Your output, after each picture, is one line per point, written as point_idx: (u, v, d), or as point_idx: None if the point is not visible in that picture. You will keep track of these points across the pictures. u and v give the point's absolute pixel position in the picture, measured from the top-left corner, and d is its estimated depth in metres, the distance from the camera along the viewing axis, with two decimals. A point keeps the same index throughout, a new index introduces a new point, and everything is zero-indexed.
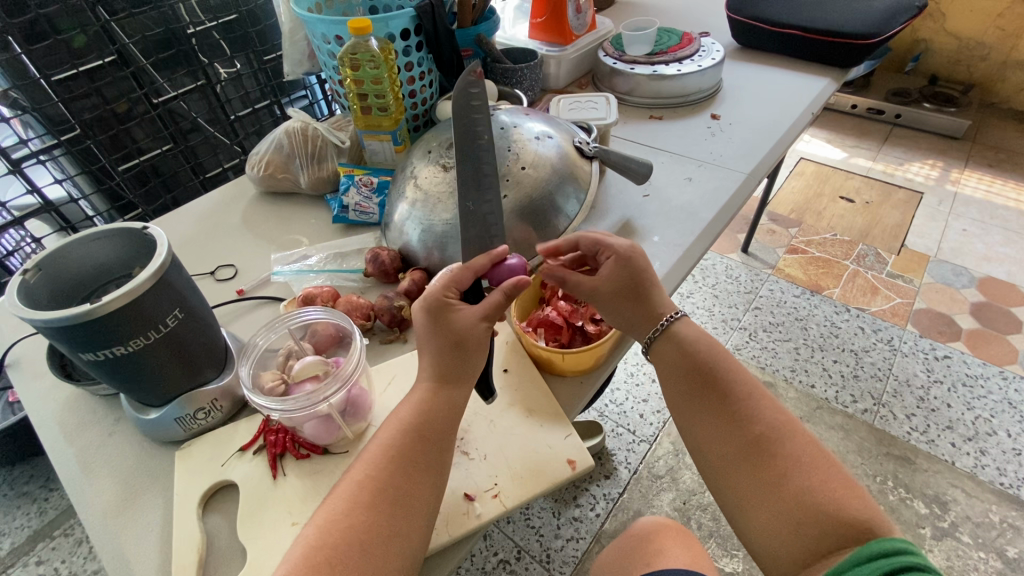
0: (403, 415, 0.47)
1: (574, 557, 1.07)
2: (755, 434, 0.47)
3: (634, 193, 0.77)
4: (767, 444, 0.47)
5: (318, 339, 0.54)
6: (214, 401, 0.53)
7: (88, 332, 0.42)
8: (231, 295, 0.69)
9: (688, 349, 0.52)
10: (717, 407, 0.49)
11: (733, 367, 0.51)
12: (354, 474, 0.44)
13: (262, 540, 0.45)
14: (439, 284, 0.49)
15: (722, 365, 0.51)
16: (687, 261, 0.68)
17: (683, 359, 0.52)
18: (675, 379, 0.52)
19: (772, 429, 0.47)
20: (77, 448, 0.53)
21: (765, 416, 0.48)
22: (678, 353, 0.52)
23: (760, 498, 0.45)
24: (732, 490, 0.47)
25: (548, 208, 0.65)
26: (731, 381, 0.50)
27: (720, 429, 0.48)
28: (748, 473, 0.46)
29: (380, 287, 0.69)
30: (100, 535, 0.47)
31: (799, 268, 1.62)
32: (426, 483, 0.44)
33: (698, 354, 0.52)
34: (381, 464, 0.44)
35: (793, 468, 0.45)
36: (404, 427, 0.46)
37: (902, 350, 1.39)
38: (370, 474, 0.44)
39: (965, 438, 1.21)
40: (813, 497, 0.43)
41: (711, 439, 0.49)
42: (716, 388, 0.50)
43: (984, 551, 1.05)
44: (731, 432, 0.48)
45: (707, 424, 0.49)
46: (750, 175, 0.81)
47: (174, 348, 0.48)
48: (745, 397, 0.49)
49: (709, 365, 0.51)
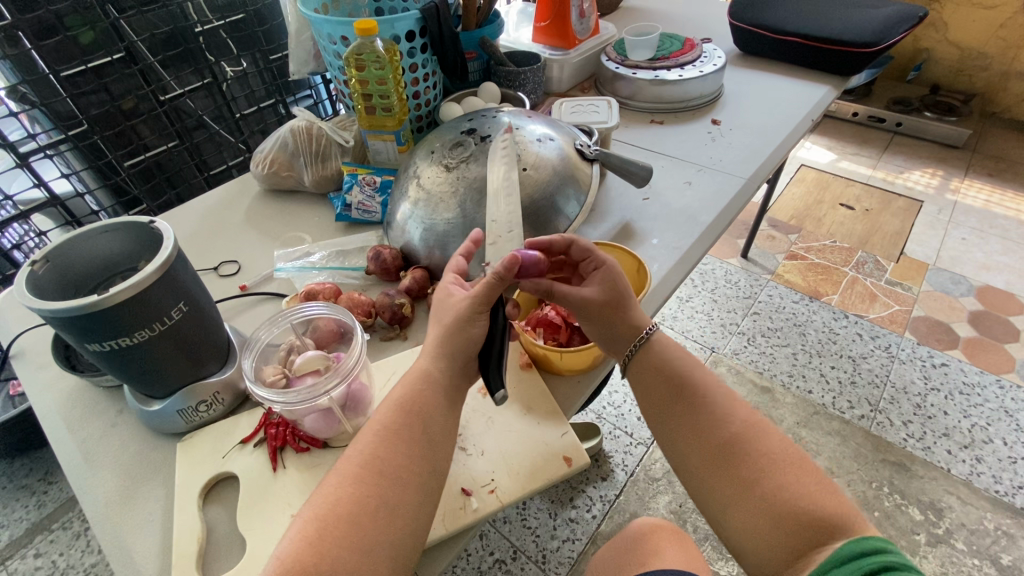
0: (402, 392, 0.48)
1: (570, 558, 1.08)
2: (723, 440, 0.48)
3: (634, 196, 0.78)
4: (737, 442, 0.47)
5: (319, 335, 0.54)
6: (216, 395, 0.54)
7: (94, 323, 0.43)
8: (234, 291, 0.70)
9: (659, 358, 0.53)
10: (686, 415, 0.50)
11: (702, 374, 0.52)
12: (356, 444, 0.44)
13: (262, 531, 0.45)
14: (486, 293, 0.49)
15: (689, 370, 0.52)
16: (685, 264, 0.69)
17: (655, 370, 0.53)
18: (648, 390, 0.53)
19: (741, 427, 0.48)
20: (80, 439, 0.54)
21: (734, 419, 0.48)
22: (647, 356, 0.53)
23: (734, 498, 0.45)
24: (704, 497, 0.48)
25: (548, 209, 0.66)
26: (699, 387, 0.51)
27: (692, 432, 0.49)
28: (718, 480, 0.47)
29: (382, 285, 0.69)
30: (102, 525, 0.48)
31: (798, 274, 1.63)
32: (426, 462, 0.44)
33: (668, 363, 0.53)
34: (385, 439, 0.44)
35: (760, 472, 0.45)
36: (407, 404, 0.46)
37: (900, 356, 1.40)
38: (374, 447, 0.44)
39: (961, 446, 1.22)
40: (782, 501, 0.44)
41: (682, 440, 0.49)
42: (685, 389, 0.51)
43: (979, 558, 1.06)
44: (698, 440, 0.48)
45: (677, 432, 0.50)
46: (750, 180, 0.82)
47: (177, 341, 0.49)
48: (712, 402, 0.50)
49: (676, 367, 0.52)
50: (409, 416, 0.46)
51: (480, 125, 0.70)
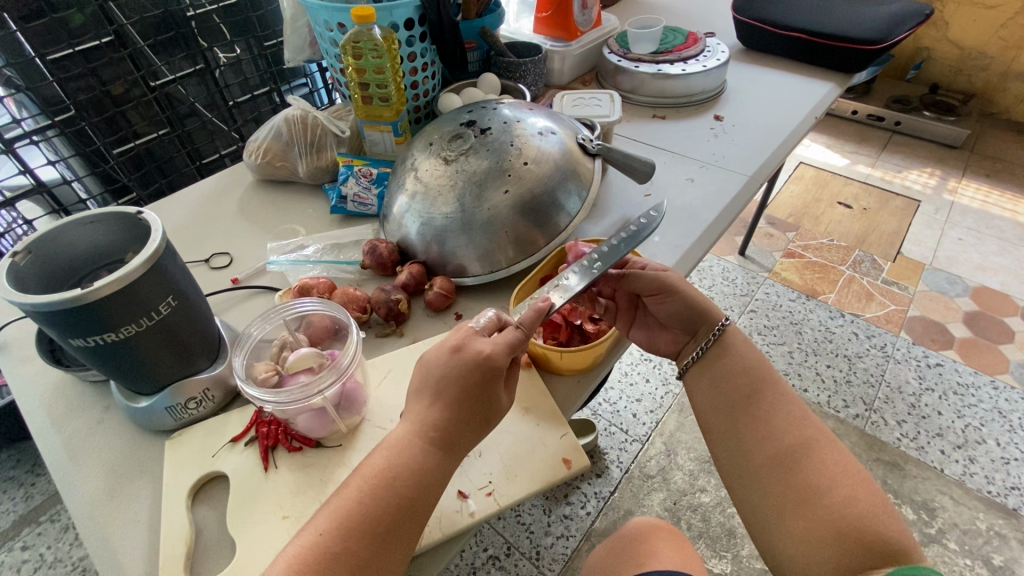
0: (374, 468, 0.42)
1: (564, 554, 1.07)
2: (789, 446, 0.49)
3: (636, 192, 0.77)
4: (798, 455, 0.48)
5: (313, 331, 0.53)
6: (206, 391, 0.52)
7: (79, 318, 0.41)
8: (226, 284, 0.68)
9: (737, 359, 0.54)
10: (751, 416, 0.51)
11: (775, 381, 0.53)
12: (308, 534, 0.40)
13: (251, 534, 0.44)
14: (507, 348, 0.45)
15: (757, 377, 0.53)
16: (687, 262, 0.68)
17: (727, 368, 0.54)
18: (715, 387, 0.54)
19: (804, 441, 0.49)
20: (65, 435, 0.52)
21: (797, 433, 0.49)
22: (718, 359, 0.55)
23: (791, 508, 0.46)
24: (762, 501, 0.48)
25: (549, 203, 0.64)
26: (771, 394, 0.52)
27: (751, 438, 0.50)
28: (778, 486, 0.48)
29: (378, 280, 0.68)
30: (87, 524, 0.46)
31: (795, 273, 1.62)
32: (394, 557, 0.40)
33: (742, 364, 0.54)
34: (346, 534, 0.39)
35: (825, 484, 0.46)
36: (375, 489, 0.41)
37: (895, 356, 1.40)
38: (331, 543, 0.39)
39: (955, 446, 1.22)
40: (843, 514, 0.44)
41: (744, 444, 0.50)
42: (749, 397, 0.52)
43: (970, 558, 1.06)
44: (761, 443, 0.50)
45: (739, 432, 0.51)
46: (753, 177, 0.81)
47: (165, 337, 0.47)
48: (782, 410, 0.51)
49: (745, 373, 0.53)
50: (376, 504, 0.41)
51: (480, 117, 0.68)
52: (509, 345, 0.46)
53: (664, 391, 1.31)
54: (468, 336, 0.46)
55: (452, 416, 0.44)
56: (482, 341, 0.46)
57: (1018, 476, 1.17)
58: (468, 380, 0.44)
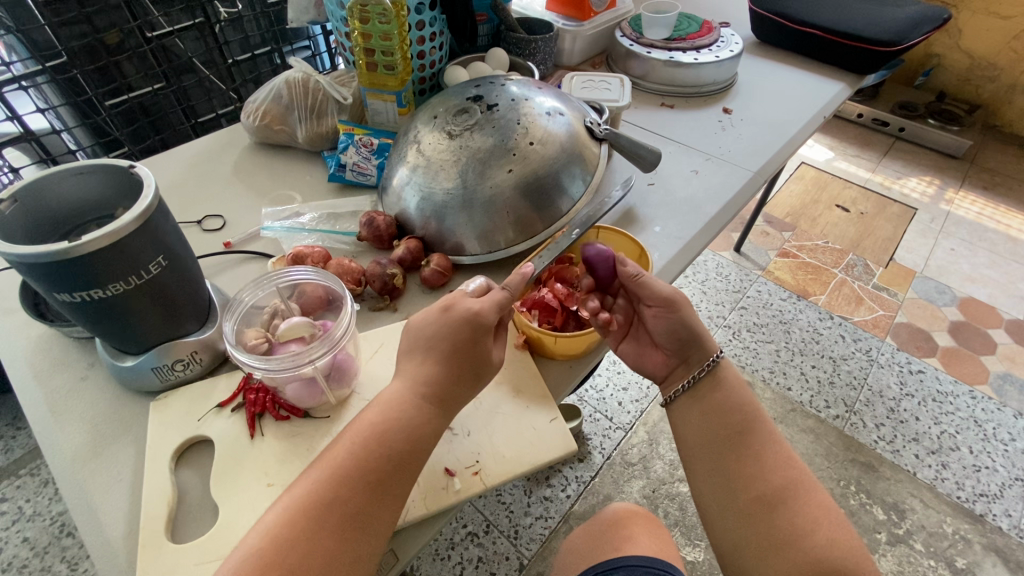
0: (366, 422, 0.43)
1: (541, 535, 1.09)
2: (771, 489, 0.49)
3: (639, 180, 0.76)
4: (782, 497, 0.49)
5: (305, 301, 0.52)
6: (194, 354, 0.51)
7: (67, 273, 0.40)
8: (218, 247, 0.67)
9: (724, 394, 0.54)
10: (741, 454, 0.51)
11: (762, 417, 0.53)
12: (300, 483, 0.40)
13: (236, 498, 0.44)
14: (495, 307, 0.46)
15: (749, 411, 0.53)
16: (686, 254, 0.67)
17: (717, 401, 0.53)
18: (703, 421, 0.53)
19: (791, 480, 0.50)
20: (49, 390, 0.52)
21: (782, 473, 0.50)
22: (713, 391, 0.54)
23: (774, 549, 0.47)
24: (743, 540, 0.48)
25: (552, 186, 0.63)
26: (760, 432, 0.52)
27: (740, 475, 0.50)
28: (758, 526, 0.48)
29: (373, 253, 0.67)
30: (67, 480, 0.46)
31: (788, 272, 1.63)
32: (384, 511, 0.40)
33: (731, 398, 0.53)
34: (335, 484, 0.40)
35: (807, 528, 0.47)
36: (367, 445, 0.41)
37: (879, 361, 1.42)
38: (320, 492, 0.40)
39: (929, 451, 1.25)
40: (823, 560, 0.46)
41: (731, 481, 0.50)
42: (740, 432, 0.52)
43: (934, 559, 1.10)
44: (750, 484, 0.49)
45: (725, 468, 0.51)
46: (758, 174, 0.80)
47: (155, 296, 0.46)
48: (770, 450, 0.51)
49: (736, 407, 0.53)
50: (374, 457, 0.41)
51: (488, 93, 0.67)
52: (497, 304, 0.47)
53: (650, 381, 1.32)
54: (457, 297, 0.47)
55: (451, 383, 0.45)
56: (471, 300, 0.47)
57: (987, 484, 1.20)
58: (459, 336, 0.45)
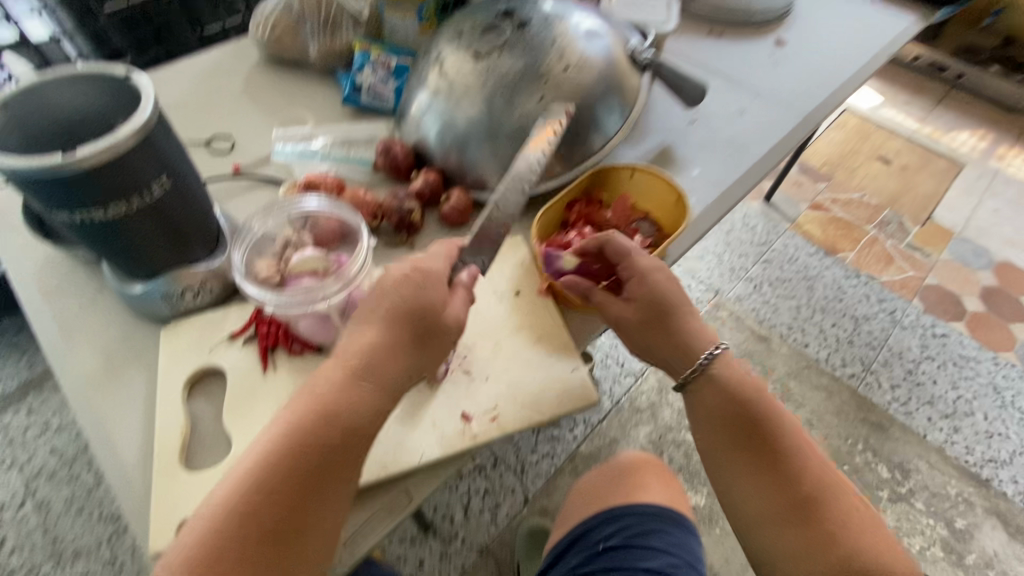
0: (323, 389, 0.40)
1: (547, 472, 1.12)
2: (803, 494, 0.47)
3: (679, 117, 0.70)
4: (812, 503, 0.47)
5: (318, 232, 0.49)
6: (204, 283, 0.49)
7: (62, 191, 0.37)
8: (228, 170, 0.63)
9: (728, 400, 0.49)
10: (766, 461, 0.48)
11: (778, 416, 0.50)
12: (253, 451, 0.39)
13: (249, 431, 0.43)
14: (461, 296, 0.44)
15: (766, 412, 0.49)
16: (726, 201, 0.63)
17: (731, 404, 0.49)
18: (721, 428, 0.49)
19: (817, 483, 0.48)
20: (59, 312, 0.50)
21: (809, 477, 0.48)
22: (722, 395, 0.49)
23: (806, 556, 0.45)
24: (778, 549, 0.47)
25: (586, 119, 0.58)
26: (780, 435, 0.49)
27: (766, 482, 0.47)
28: (795, 535, 0.46)
29: (390, 184, 0.63)
30: (82, 403, 0.45)
31: (819, 227, 1.56)
32: (333, 489, 0.38)
33: (744, 401, 0.49)
34: (284, 455, 0.38)
35: (840, 530, 0.46)
36: (320, 416, 0.39)
37: (902, 322, 1.38)
38: (269, 461, 0.38)
39: (942, 415, 1.24)
40: (858, 559, 0.45)
41: (758, 490, 0.47)
42: (761, 436, 0.48)
43: (934, 518, 1.12)
44: (780, 492, 0.47)
45: (752, 477, 0.48)
46: (810, 117, 0.73)
47: (159, 220, 0.43)
48: (792, 452, 0.49)
49: (750, 409, 0.49)
50: (302, 458, 0.38)
51: (519, 8, 0.60)
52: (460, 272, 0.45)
53: None
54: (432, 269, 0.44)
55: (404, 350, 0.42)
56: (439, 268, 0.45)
57: (997, 450, 1.20)
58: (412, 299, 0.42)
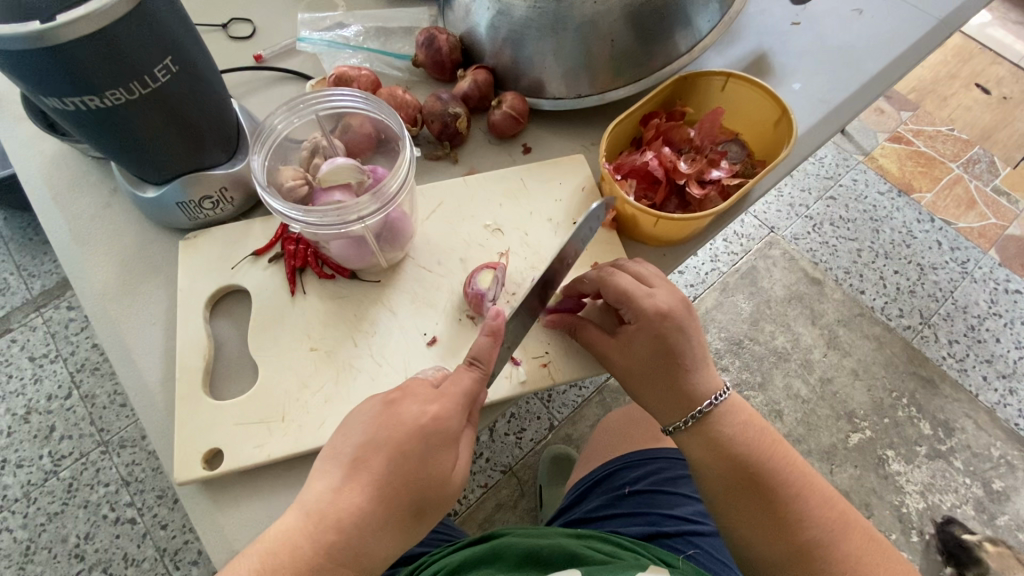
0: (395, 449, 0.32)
1: (574, 401, 1.07)
2: (806, 542, 0.37)
3: (781, 17, 0.57)
4: (817, 552, 0.37)
5: (352, 138, 0.43)
6: (223, 191, 0.44)
7: (46, 69, 0.31)
8: (248, 60, 0.55)
9: (723, 452, 0.39)
10: (765, 509, 0.38)
11: (779, 454, 0.39)
12: (307, 516, 0.30)
13: (277, 361, 0.39)
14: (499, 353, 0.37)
15: (763, 452, 0.39)
16: (831, 122, 0.53)
17: (722, 443, 0.39)
18: (713, 469, 0.39)
19: (825, 530, 0.37)
20: (70, 215, 0.46)
21: (818, 520, 0.38)
22: (713, 440, 0.39)
23: None
24: None
25: (674, 11, 0.47)
26: (783, 474, 0.38)
27: (770, 529, 0.38)
28: None
29: (431, 85, 0.54)
30: (99, 316, 0.42)
31: (895, 162, 1.31)
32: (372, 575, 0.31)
33: (737, 442, 0.39)
34: (341, 528, 0.30)
35: None
36: (396, 490, 0.31)
37: (973, 275, 1.19)
38: (321, 533, 0.30)
39: (999, 374, 1.10)
40: None
41: (761, 538, 0.38)
42: (758, 481, 0.38)
43: (970, 477, 1.02)
44: (782, 538, 0.37)
45: (754, 527, 0.38)
46: (947, 23, 0.58)
47: (168, 114, 0.37)
48: (798, 494, 0.38)
49: (744, 453, 0.38)
50: (358, 530, 0.30)
51: None
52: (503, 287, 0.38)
53: (710, 268, 1.20)
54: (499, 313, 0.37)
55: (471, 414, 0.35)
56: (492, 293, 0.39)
57: None
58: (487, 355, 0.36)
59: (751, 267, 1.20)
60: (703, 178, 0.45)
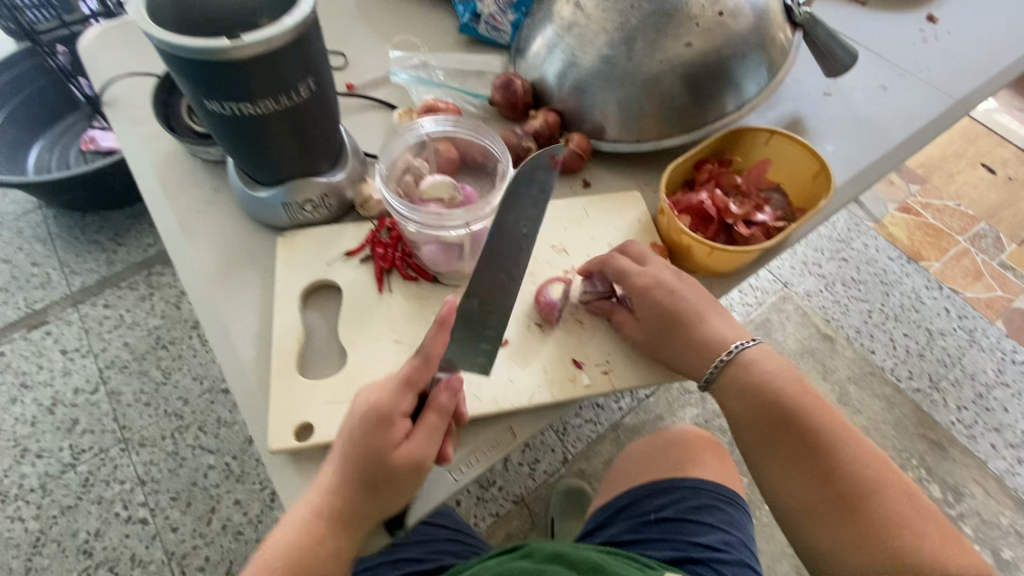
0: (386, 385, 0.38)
1: (589, 436, 1.08)
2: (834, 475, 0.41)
3: (813, 87, 0.64)
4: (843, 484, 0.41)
5: (441, 161, 0.48)
6: (323, 197, 0.49)
7: (217, 77, 0.36)
8: (340, 88, 0.62)
9: (755, 392, 0.43)
10: (794, 443, 0.42)
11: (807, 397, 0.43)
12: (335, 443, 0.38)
13: (365, 349, 0.43)
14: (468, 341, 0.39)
15: (792, 396, 0.43)
16: (861, 182, 0.59)
17: (755, 386, 0.43)
18: (745, 408, 0.44)
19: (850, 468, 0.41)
20: (177, 208, 0.51)
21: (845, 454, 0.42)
22: (746, 384, 0.44)
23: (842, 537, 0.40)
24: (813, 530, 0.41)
25: (724, 75, 0.53)
26: (810, 414, 0.43)
27: (799, 465, 0.42)
28: (828, 511, 0.41)
29: (502, 122, 0.61)
30: (202, 299, 0.46)
31: (905, 230, 1.38)
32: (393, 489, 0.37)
33: (768, 388, 0.43)
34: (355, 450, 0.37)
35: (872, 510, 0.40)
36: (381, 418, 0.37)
37: (980, 343, 1.23)
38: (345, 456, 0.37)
39: (1008, 444, 1.12)
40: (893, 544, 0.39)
41: (792, 473, 0.42)
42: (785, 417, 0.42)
43: (980, 545, 1.02)
44: (809, 467, 0.42)
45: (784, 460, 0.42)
46: (964, 103, 0.65)
47: (296, 125, 0.42)
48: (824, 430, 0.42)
49: (775, 396, 0.43)
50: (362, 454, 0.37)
51: None
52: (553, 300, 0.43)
53: None
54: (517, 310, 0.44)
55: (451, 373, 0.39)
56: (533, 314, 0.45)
57: None
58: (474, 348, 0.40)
59: (765, 320, 1.25)
60: (750, 220, 0.50)
